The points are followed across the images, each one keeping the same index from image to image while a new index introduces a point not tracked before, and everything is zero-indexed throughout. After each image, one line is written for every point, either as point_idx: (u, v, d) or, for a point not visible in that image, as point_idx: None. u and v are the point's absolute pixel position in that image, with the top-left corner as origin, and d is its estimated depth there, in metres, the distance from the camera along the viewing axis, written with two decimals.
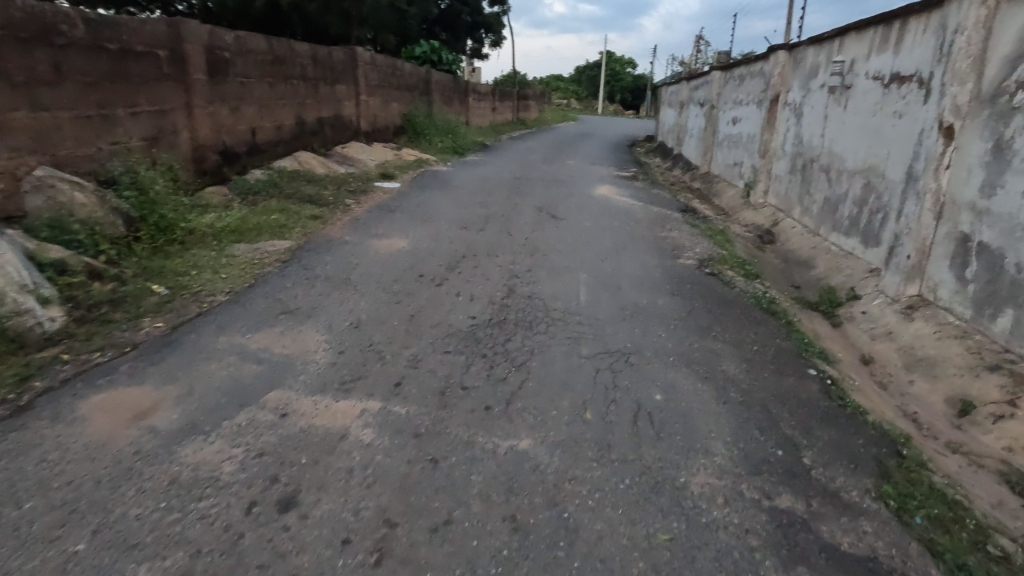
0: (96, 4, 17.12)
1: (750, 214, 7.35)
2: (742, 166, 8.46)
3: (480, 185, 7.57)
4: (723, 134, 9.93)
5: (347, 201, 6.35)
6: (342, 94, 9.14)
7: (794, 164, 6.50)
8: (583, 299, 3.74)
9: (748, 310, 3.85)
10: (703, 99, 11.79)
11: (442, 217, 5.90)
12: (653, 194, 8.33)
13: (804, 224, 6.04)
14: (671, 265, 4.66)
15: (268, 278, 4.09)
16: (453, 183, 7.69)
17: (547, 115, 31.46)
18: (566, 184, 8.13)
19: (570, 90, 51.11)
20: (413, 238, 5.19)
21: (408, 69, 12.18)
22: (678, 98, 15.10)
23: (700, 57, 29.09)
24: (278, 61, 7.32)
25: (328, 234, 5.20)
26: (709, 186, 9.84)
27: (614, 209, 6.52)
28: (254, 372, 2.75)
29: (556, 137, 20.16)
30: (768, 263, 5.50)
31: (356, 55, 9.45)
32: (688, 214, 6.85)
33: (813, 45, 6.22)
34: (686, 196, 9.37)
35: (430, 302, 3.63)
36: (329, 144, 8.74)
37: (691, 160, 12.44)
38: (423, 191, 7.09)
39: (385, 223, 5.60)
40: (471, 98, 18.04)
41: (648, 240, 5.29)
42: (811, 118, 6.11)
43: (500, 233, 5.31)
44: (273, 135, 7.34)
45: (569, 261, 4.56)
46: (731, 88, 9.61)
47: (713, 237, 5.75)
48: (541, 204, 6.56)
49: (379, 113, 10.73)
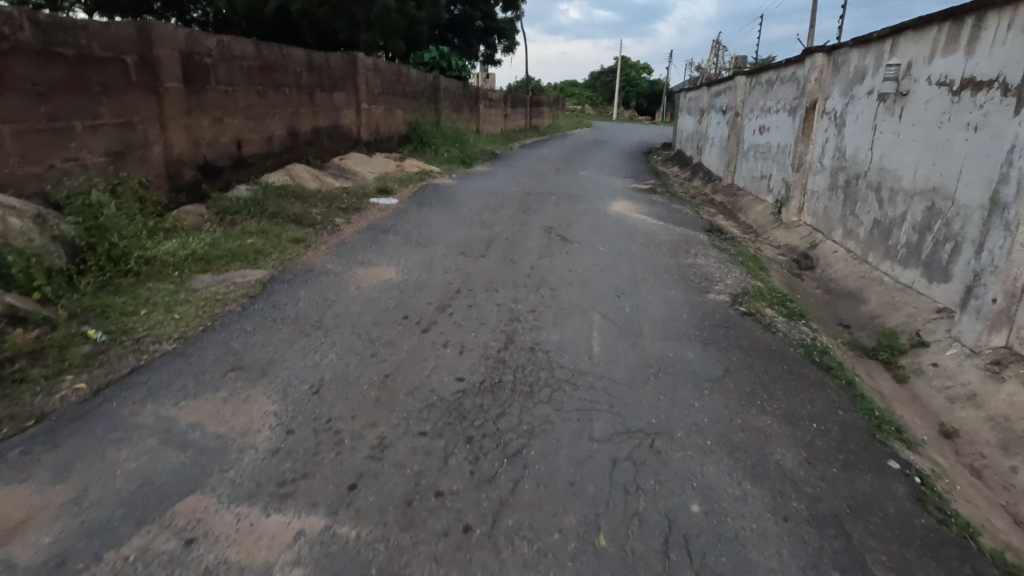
0: (109, 10, 17.06)
1: (783, 234, 6.65)
2: (772, 180, 7.76)
3: (485, 201, 6.98)
4: (748, 144, 9.23)
5: (336, 220, 5.77)
6: (341, 102, 8.62)
7: (835, 180, 5.80)
8: (596, 351, 3.11)
9: (796, 364, 3.19)
10: (726, 106, 11.09)
11: (439, 240, 5.31)
12: (673, 209, 7.65)
13: (848, 249, 5.35)
14: (699, 301, 4.01)
15: (228, 320, 3.51)
16: (456, 198, 7.12)
17: (561, 122, 30.88)
18: (578, 199, 7.48)
19: (585, 96, 50.56)
20: (405, 266, 4.59)
21: (414, 76, 11.65)
22: (698, 105, 14.39)
23: (718, 62, 28.35)
24: (269, 68, 6.81)
25: (309, 261, 4.63)
26: (734, 200, 9.13)
27: (631, 230, 5.87)
28: (175, 462, 2.15)
29: (569, 145, 19.57)
30: (809, 296, 4.81)
31: (357, 61, 8.92)
32: (714, 235, 6.17)
33: (857, 47, 5.54)
34: (709, 211, 8.68)
35: (412, 354, 3.02)
36: (325, 156, 8.21)
37: (712, 170, 11.74)
38: (423, 208, 6.53)
39: (375, 248, 5.02)
40: (482, 105, 17.48)
41: (671, 270, 4.63)
42: (856, 129, 5.42)
43: (502, 261, 4.70)
44: (262, 147, 6.81)
45: (579, 297, 3.93)
46: (758, 95, 8.92)
47: (745, 264, 5.06)
48: (550, 223, 5.94)
49: (382, 122, 10.19)
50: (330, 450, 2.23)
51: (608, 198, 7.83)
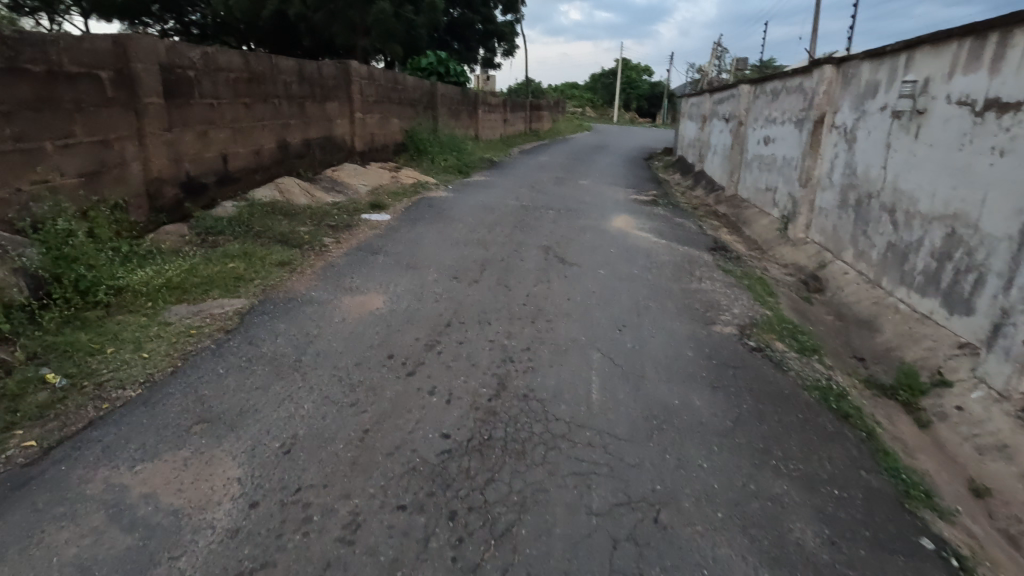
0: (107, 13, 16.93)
1: (790, 251, 6.40)
2: (778, 194, 7.51)
3: (481, 217, 6.73)
4: (752, 155, 8.99)
5: (325, 240, 5.54)
6: (333, 112, 8.39)
7: (845, 198, 5.56)
8: (595, 399, 2.87)
9: (812, 412, 2.94)
10: (729, 114, 10.85)
11: (432, 262, 5.07)
12: (676, 224, 7.40)
13: (860, 272, 5.11)
14: (705, 335, 3.77)
15: (200, 359, 3.27)
16: (452, 213, 6.87)
17: (562, 125, 30.66)
18: (577, 214, 7.24)
19: (585, 98, 50.35)
20: (394, 293, 4.35)
21: (411, 83, 11.41)
22: (699, 111, 14.16)
23: (719, 65, 28.14)
24: (257, 79, 6.58)
25: (293, 288, 4.40)
26: (738, 212, 8.89)
27: (632, 250, 5.63)
28: (121, 546, 1.92)
29: (570, 150, 19.35)
30: (820, 323, 4.57)
31: (350, 70, 8.69)
32: (718, 254, 5.93)
33: (868, 60, 5.30)
34: (712, 224, 8.43)
35: (395, 403, 2.79)
36: (317, 168, 7.98)
37: (715, 179, 11.50)
38: (417, 224, 6.29)
39: (364, 272, 4.79)
40: (480, 110, 17.25)
41: (675, 297, 4.40)
42: (868, 146, 5.18)
43: (497, 287, 4.47)
44: (250, 160, 6.58)
45: (578, 331, 3.69)
46: (763, 105, 8.68)
47: (752, 288, 4.82)
48: (548, 242, 5.71)
49: (377, 131, 9.96)
50: (297, 529, 2.00)
51: (608, 212, 7.58)
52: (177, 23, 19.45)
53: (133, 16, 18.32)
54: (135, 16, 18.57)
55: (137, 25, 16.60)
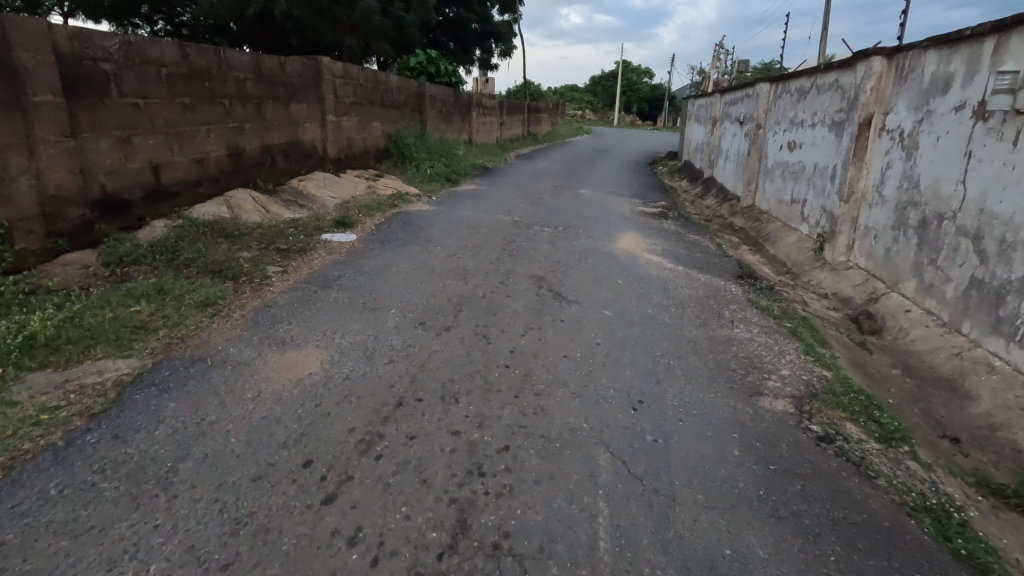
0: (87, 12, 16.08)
1: (829, 279, 5.40)
2: (810, 209, 6.50)
3: (465, 236, 5.74)
4: (775, 162, 7.99)
5: (269, 270, 4.53)
6: (301, 114, 7.40)
7: (904, 218, 4.56)
8: (603, 550, 1.87)
9: (933, 566, 1.93)
10: (744, 117, 9.87)
11: (396, 301, 4.08)
12: (692, 243, 6.39)
13: (928, 311, 4.11)
14: (750, 415, 2.77)
15: (28, 469, 2.24)
16: (431, 231, 5.89)
17: (561, 128, 29.72)
18: (577, 232, 6.21)
19: (586, 101, 49.45)
20: (340, 347, 3.36)
21: (395, 82, 10.42)
22: (708, 113, 13.19)
23: (722, 66, 27.21)
24: (200, 75, 5.60)
25: (209, 341, 3.39)
26: (758, 227, 7.89)
27: (643, 281, 4.62)
28: None
29: (569, 154, 18.38)
30: (887, 383, 3.57)
31: (321, 66, 7.71)
32: (747, 284, 4.92)
33: (935, 49, 4.31)
34: (731, 241, 7.43)
35: (293, 566, 1.78)
36: (280, 179, 6.98)
37: (727, 187, 10.51)
38: (387, 247, 5.31)
39: (308, 315, 3.79)
40: (474, 113, 16.25)
41: (703, 353, 3.40)
42: (936, 155, 4.19)
43: (472, 338, 3.47)
44: (192, 171, 5.58)
45: (577, 413, 2.69)
46: (787, 105, 7.68)
47: (798, 336, 3.81)
48: (541, 271, 4.72)
49: (354, 136, 8.98)
50: None
51: (615, 229, 6.55)
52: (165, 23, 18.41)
53: (120, 16, 17.28)
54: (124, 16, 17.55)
55: (122, 25, 15.54)
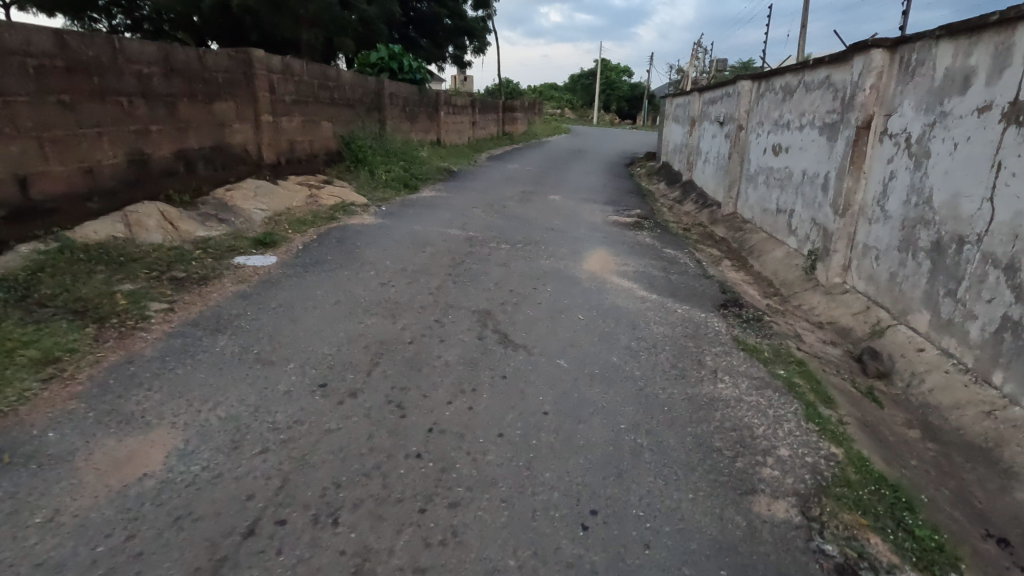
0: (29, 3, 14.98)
1: (823, 304, 4.72)
2: (799, 221, 5.83)
3: (407, 257, 4.94)
4: (759, 166, 7.33)
5: (152, 309, 3.67)
6: (227, 114, 6.51)
7: (913, 239, 3.87)
8: None
9: None
10: (724, 117, 9.22)
11: (300, 349, 3.27)
12: (669, 260, 5.67)
13: (945, 352, 3.42)
14: (742, 531, 2.02)
15: None
16: (368, 250, 5.08)
17: (538, 128, 29.00)
18: (539, 249, 5.45)
19: (564, 99, 48.80)
20: (204, 426, 2.54)
21: (347, 79, 9.54)
22: (687, 112, 12.53)
23: (700, 65, 26.70)
24: (86, 68, 4.70)
25: (28, 419, 2.53)
26: (741, 237, 7.22)
27: (610, 315, 3.88)
28: None
29: (544, 155, 17.64)
30: (908, 452, 2.86)
31: (251, 60, 6.82)
32: (732, 315, 4.20)
33: (951, 38, 3.62)
34: (712, 254, 6.74)
35: None
36: (201, 189, 6.09)
37: (707, 192, 9.84)
38: (309, 272, 4.49)
39: (179, 375, 2.96)
40: (443, 112, 15.40)
41: (679, 424, 2.65)
42: (953, 166, 3.50)
43: (383, 407, 2.68)
44: (78, 183, 4.69)
45: (502, 539, 1.92)
46: (771, 105, 7.00)
47: (795, 390, 3.09)
48: (488, 304, 3.94)
49: (297, 138, 8.10)
50: None
51: (583, 245, 5.81)
52: (125, 17, 17.18)
53: (75, 10, 16.03)
54: (86, 9, 16.35)
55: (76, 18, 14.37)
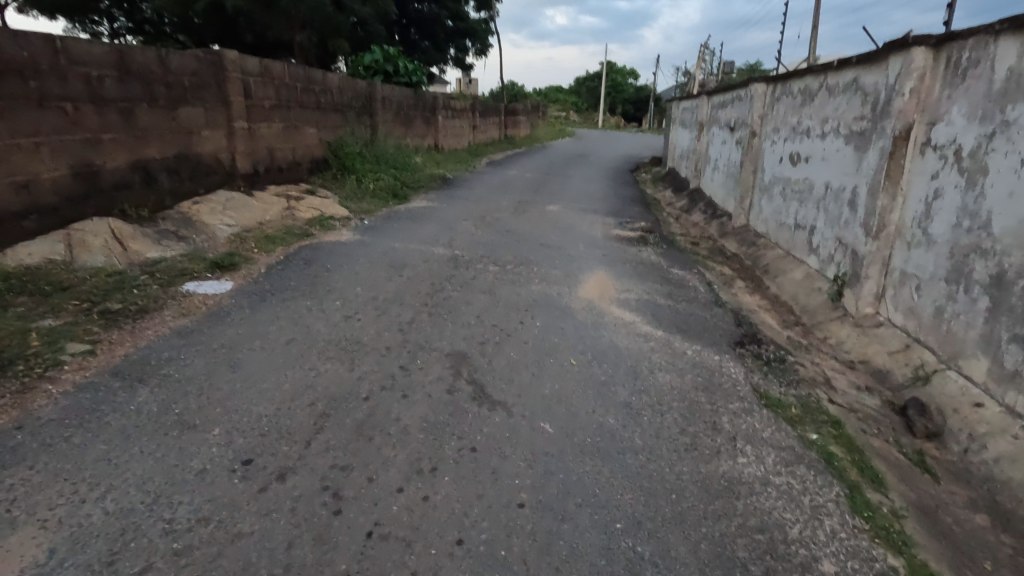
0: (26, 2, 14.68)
1: (853, 339, 4.12)
2: (822, 239, 5.24)
3: (381, 282, 4.39)
4: (774, 177, 6.75)
5: (68, 351, 3.12)
6: (195, 120, 5.98)
7: (966, 270, 3.28)
8: None
9: None
10: (735, 122, 8.64)
11: (233, 408, 2.71)
12: (676, 283, 5.09)
13: (1011, 411, 2.82)
14: None
15: None
16: (339, 274, 4.53)
17: (541, 131, 28.43)
18: (531, 271, 4.89)
19: (569, 102, 48.24)
20: (80, 528, 1.97)
21: (334, 82, 9.02)
22: (695, 116, 11.94)
23: (707, 67, 26.08)
24: (20, 70, 4.18)
25: None
26: (755, 254, 6.63)
27: (607, 358, 3.30)
28: None
29: (546, 160, 17.08)
30: (979, 552, 2.27)
31: (223, 61, 6.30)
32: (751, 355, 3.61)
33: (1016, 33, 3.03)
34: (723, 273, 6.16)
35: None
36: (163, 202, 5.57)
37: (716, 201, 9.25)
38: (265, 302, 3.94)
39: (74, 446, 2.40)
40: (440, 116, 14.87)
41: (692, 524, 2.07)
42: (1020, 186, 2.92)
43: (315, 498, 2.11)
44: (9, 198, 4.16)
45: None
46: (788, 110, 6.42)
47: (833, 466, 2.51)
48: (465, 345, 3.37)
49: (277, 145, 7.58)
50: None
51: (580, 265, 5.24)
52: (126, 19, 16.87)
53: (76, 12, 15.71)
54: (87, 12, 15.99)
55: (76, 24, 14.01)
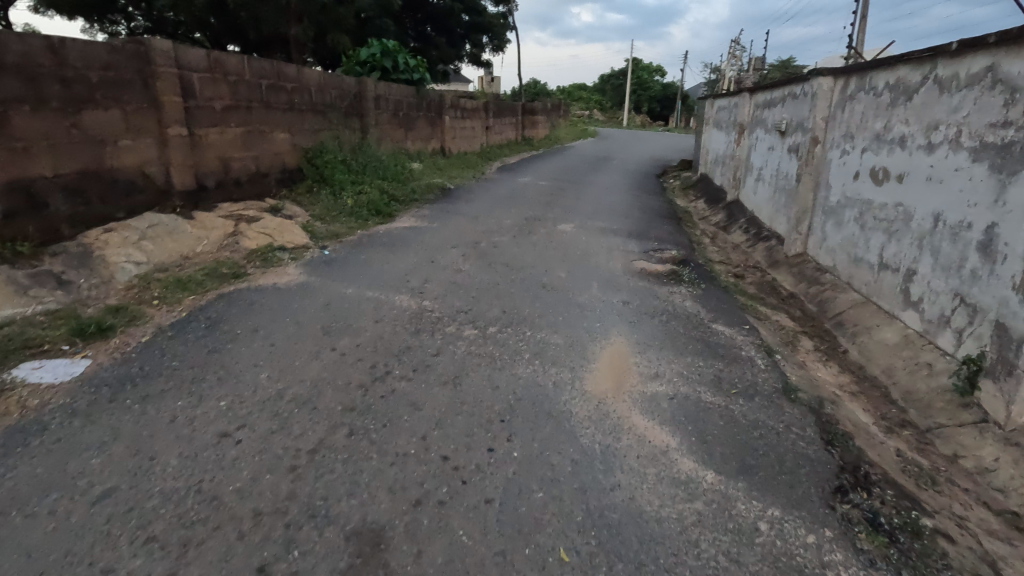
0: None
1: (1010, 471, 2.65)
2: (932, 293, 3.74)
3: (301, 361, 3.07)
4: (848, 197, 5.23)
5: None
6: (109, 126, 4.77)
7: None
8: None
9: None
10: (787, 124, 7.11)
11: None
12: (725, 354, 3.66)
13: None
14: None
15: None
16: (248, 345, 3.23)
17: (562, 130, 26.90)
18: (521, 338, 3.53)
19: (593, 100, 46.51)
20: None
21: (312, 80, 7.77)
22: (733, 117, 10.40)
23: (736, 63, 24.37)
24: None
25: None
26: (822, 298, 5.15)
27: (625, 546, 1.93)
28: None
29: (565, 164, 15.63)
30: None
31: (152, 53, 5.09)
32: (866, 521, 2.19)
33: None
34: (783, 326, 4.69)
35: None
36: (57, 231, 4.34)
37: (763, 220, 7.73)
38: (115, 402, 2.65)
39: None
40: (448, 117, 13.56)
41: None
42: None
43: None
44: None
45: None
46: (869, 111, 4.91)
47: None
48: (388, 513, 2.03)
49: (233, 155, 6.35)
50: None
51: (592, 326, 3.84)
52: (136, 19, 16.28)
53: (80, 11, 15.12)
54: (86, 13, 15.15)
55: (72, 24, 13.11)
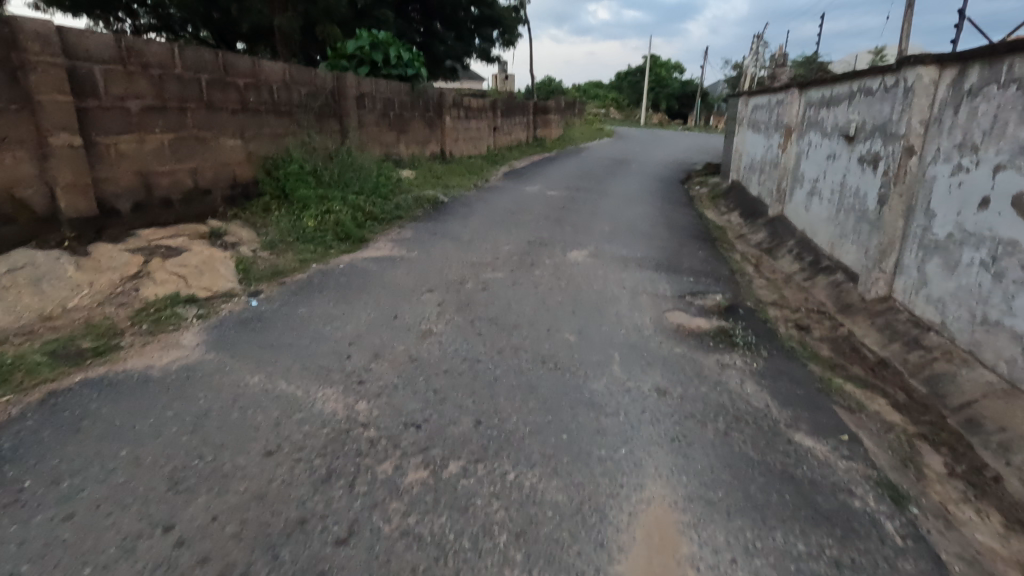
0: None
1: None
2: None
3: (95, 567, 1.72)
4: (969, 232, 3.77)
5: None
6: None
7: None
8: None
9: None
10: (859, 129, 5.61)
11: None
12: (832, 514, 2.24)
13: None
14: None
15: None
16: (24, 521, 1.88)
17: (577, 130, 25.40)
18: (495, 492, 2.14)
19: (609, 97, 44.85)
20: None
21: (271, 74, 6.45)
22: (776, 118, 8.89)
23: (760, 58, 22.76)
24: None
25: None
26: (933, 375, 3.69)
27: None
28: None
29: (579, 168, 14.17)
30: None
31: (21, 37, 3.80)
32: None
33: None
34: (890, 423, 3.23)
35: None
36: None
37: (822, 246, 6.25)
38: None
39: None
40: (449, 117, 12.20)
41: None
42: None
43: None
44: None
45: None
46: (1012, 113, 3.44)
47: None
48: None
49: (159, 168, 5.06)
50: None
51: (612, 457, 2.44)
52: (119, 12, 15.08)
53: None
54: None
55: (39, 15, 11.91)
